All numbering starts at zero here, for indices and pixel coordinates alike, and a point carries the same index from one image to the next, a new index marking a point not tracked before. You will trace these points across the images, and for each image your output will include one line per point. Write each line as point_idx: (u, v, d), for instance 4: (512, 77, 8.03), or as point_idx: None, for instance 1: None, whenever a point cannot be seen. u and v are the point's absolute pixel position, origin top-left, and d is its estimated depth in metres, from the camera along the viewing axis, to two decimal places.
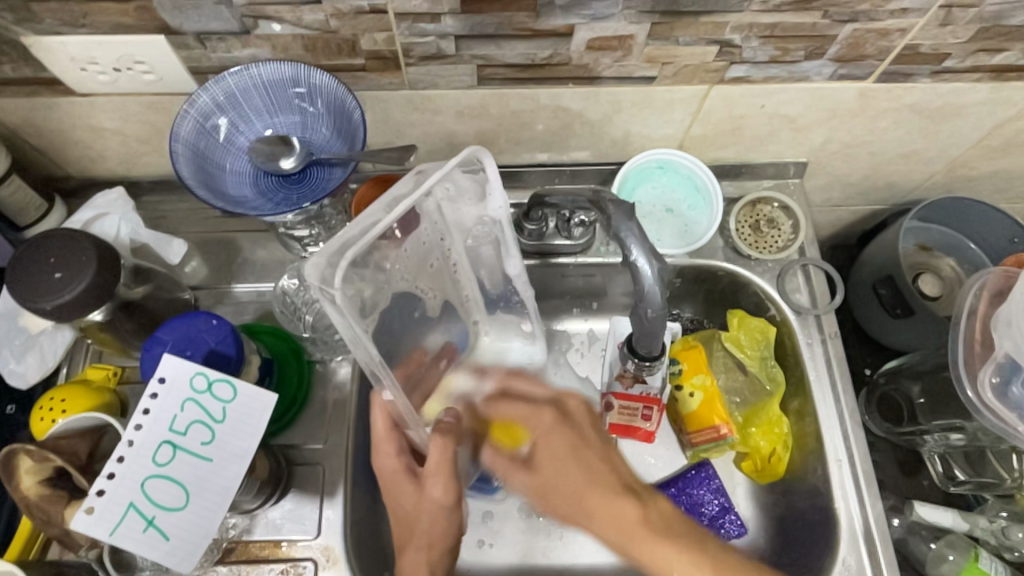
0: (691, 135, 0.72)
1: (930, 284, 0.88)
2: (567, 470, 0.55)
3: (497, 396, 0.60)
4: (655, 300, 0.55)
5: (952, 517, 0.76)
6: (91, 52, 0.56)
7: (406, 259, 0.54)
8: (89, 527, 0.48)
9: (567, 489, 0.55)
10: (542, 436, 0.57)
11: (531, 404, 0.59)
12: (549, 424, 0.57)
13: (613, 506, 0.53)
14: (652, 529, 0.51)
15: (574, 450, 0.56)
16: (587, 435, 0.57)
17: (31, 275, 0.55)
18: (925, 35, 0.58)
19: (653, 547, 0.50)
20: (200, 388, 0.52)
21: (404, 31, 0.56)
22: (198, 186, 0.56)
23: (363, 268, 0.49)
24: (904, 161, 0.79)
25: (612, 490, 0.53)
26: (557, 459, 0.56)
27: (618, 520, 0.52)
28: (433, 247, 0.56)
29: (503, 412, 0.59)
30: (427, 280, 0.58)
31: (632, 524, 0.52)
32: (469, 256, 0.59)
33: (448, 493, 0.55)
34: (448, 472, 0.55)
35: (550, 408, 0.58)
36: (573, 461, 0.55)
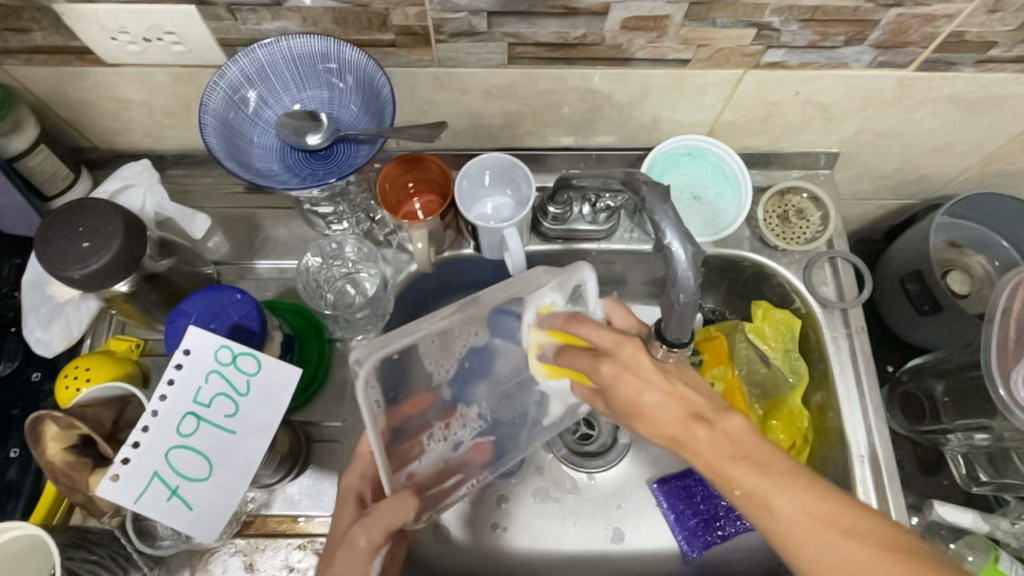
0: (721, 122, 0.71)
1: (959, 281, 0.86)
2: (652, 401, 0.52)
3: (571, 324, 0.55)
4: (688, 285, 0.53)
5: (971, 518, 0.74)
6: (122, 21, 0.55)
7: (435, 355, 0.53)
8: (114, 495, 0.48)
9: (656, 420, 0.51)
10: (613, 379, 0.53)
11: (607, 338, 0.54)
12: (630, 352, 0.53)
13: (691, 432, 0.49)
14: (739, 447, 0.48)
15: (649, 379, 0.52)
16: (649, 372, 0.52)
17: (59, 242, 0.55)
18: (972, 22, 0.57)
19: (733, 465, 0.47)
20: (225, 361, 0.52)
21: (437, 6, 0.55)
22: (226, 159, 0.56)
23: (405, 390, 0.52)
24: (937, 154, 0.77)
25: (681, 418, 0.50)
26: (628, 399, 0.53)
27: (706, 441, 0.48)
28: (450, 330, 0.52)
29: (584, 337, 0.55)
30: (434, 359, 0.53)
31: (704, 451, 0.48)
32: (485, 308, 0.53)
33: (375, 546, 0.51)
34: (378, 525, 0.51)
35: (632, 341, 0.53)
36: (643, 396, 0.52)
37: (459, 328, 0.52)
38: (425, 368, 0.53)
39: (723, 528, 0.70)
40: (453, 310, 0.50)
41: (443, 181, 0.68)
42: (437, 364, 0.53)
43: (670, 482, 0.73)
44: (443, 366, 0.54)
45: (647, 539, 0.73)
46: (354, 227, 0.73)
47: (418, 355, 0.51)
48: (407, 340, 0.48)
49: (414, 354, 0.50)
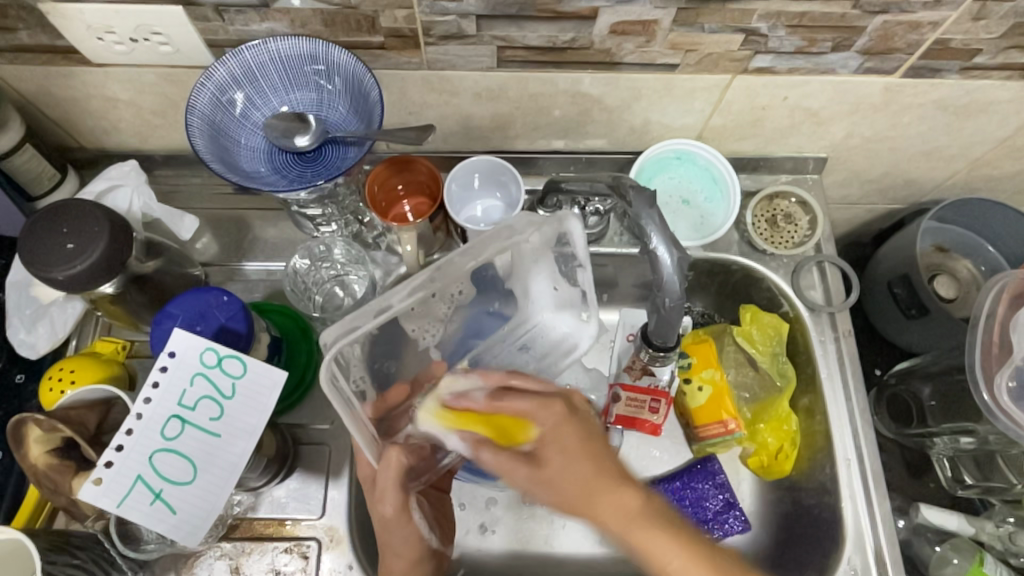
0: (710, 126, 0.71)
1: (946, 285, 0.87)
2: (575, 467, 0.46)
3: (501, 390, 0.52)
4: (674, 290, 0.54)
5: (957, 520, 0.75)
6: (108, 20, 0.55)
7: (413, 327, 0.54)
8: (97, 498, 0.48)
9: (574, 482, 0.45)
10: (551, 430, 0.48)
11: (539, 396, 0.50)
12: (564, 417, 0.49)
13: (618, 496, 0.45)
14: (654, 514, 0.44)
15: (584, 444, 0.47)
16: (593, 433, 0.48)
17: (43, 244, 0.54)
18: (956, 29, 0.57)
19: (659, 535, 0.43)
20: (210, 363, 0.52)
21: (425, 9, 0.55)
22: (213, 161, 0.55)
23: (388, 355, 0.53)
24: (924, 159, 0.78)
25: (616, 480, 0.45)
26: (564, 461, 0.46)
27: (620, 506, 0.44)
28: (424, 304, 0.52)
29: (510, 407, 0.50)
30: (416, 323, 0.53)
31: (632, 517, 0.44)
32: (450, 278, 0.52)
33: (397, 510, 0.55)
34: (393, 492, 0.53)
35: (561, 399, 0.50)
36: (581, 453, 0.46)
37: (436, 293, 0.52)
38: (410, 335, 0.54)
39: (711, 532, 0.71)
40: (424, 278, 0.50)
41: (432, 182, 0.68)
42: (419, 331, 0.54)
43: (659, 485, 0.73)
44: (424, 329, 0.55)
45: None
46: (342, 228, 0.73)
47: (403, 326, 0.52)
48: (377, 322, 0.48)
49: (395, 328, 0.52)
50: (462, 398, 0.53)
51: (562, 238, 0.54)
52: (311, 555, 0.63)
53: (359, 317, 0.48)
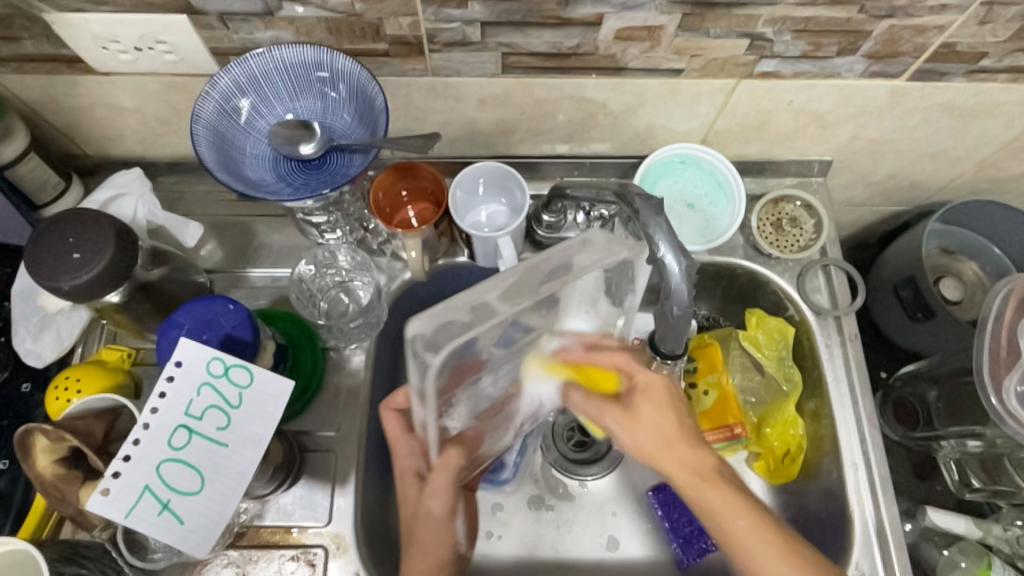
0: (716, 129, 0.71)
1: (952, 287, 0.86)
2: (663, 419, 0.55)
3: (593, 345, 0.55)
4: (681, 297, 0.54)
5: (964, 524, 0.75)
6: (114, 29, 0.55)
7: (494, 331, 0.45)
8: (104, 508, 0.48)
9: (655, 429, 0.54)
10: (643, 382, 0.56)
11: (623, 353, 0.57)
12: (648, 379, 0.56)
13: (696, 453, 0.54)
14: (723, 478, 0.52)
15: (671, 400, 0.56)
16: (678, 396, 0.56)
17: (50, 254, 0.54)
18: (963, 33, 0.57)
19: (722, 495, 0.51)
20: (217, 373, 0.52)
21: (430, 16, 0.55)
22: (219, 170, 0.55)
23: (461, 367, 0.46)
24: (930, 162, 0.78)
25: (697, 441, 0.54)
26: (656, 412, 0.55)
27: (697, 461, 0.53)
28: (513, 304, 0.45)
29: (604, 360, 0.56)
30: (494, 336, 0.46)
31: (708, 471, 0.53)
32: (546, 274, 0.46)
33: (445, 508, 0.58)
34: (445, 490, 0.57)
35: (658, 363, 0.57)
36: (674, 410, 0.55)
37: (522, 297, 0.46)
38: (486, 342, 0.46)
39: None
40: (514, 273, 0.46)
41: (437, 189, 0.68)
42: (493, 339, 0.46)
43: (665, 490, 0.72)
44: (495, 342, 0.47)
45: (641, 548, 0.73)
46: (347, 235, 0.73)
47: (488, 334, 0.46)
48: (475, 319, 0.44)
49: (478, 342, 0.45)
50: (564, 351, 0.53)
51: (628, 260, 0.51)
52: (318, 562, 0.63)
53: (453, 309, 0.43)
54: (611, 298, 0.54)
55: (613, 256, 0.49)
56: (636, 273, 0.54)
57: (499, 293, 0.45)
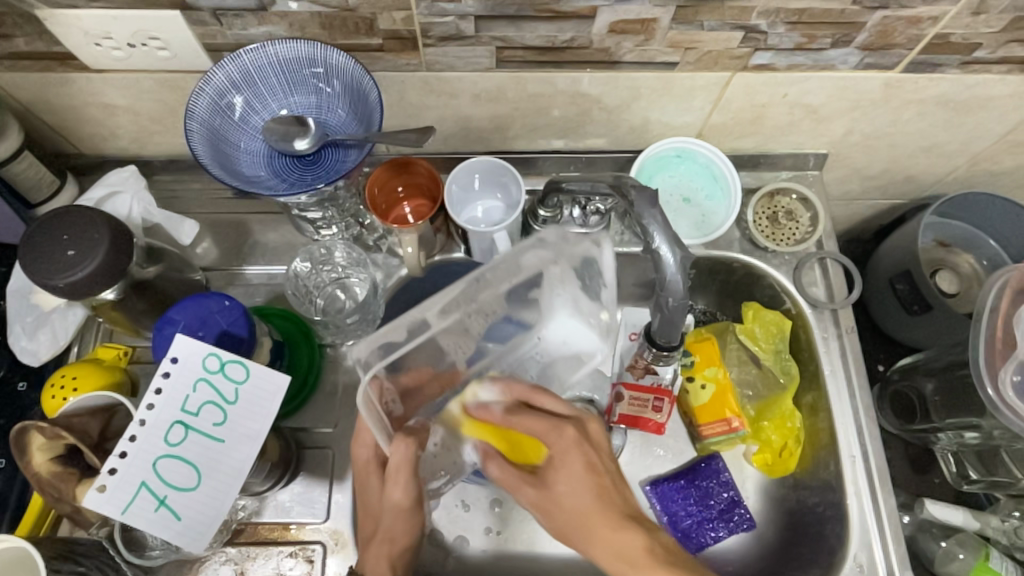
0: (711, 123, 0.71)
1: (948, 280, 0.87)
2: (578, 494, 0.50)
3: (519, 408, 0.50)
4: (676, 289, 0.54)
5: (962, 515, 0.75)
6: (107, 26, 0.55)
7: (450, 338, 0.49)
8: (101, 505, 0.47)
9: (571, 512, 0.50)
10: (560, 455, 0.50)
11: (550, 420, 0.50)
12: (564, 447, 0.50)
13: (618, 536, 0.49)
14: (657, 557, 0.48)
15: (591, 475, 0.50)
16: (600, 461, 0.51)
17: (44, 251, 0.54)
18: (956, 24, 0.57)
19: (658, 572, 0.48)
20: (213, 368, 0.52)
21: (423, 10, 0.54)
22: (213, 166, 0.55)
23: (420, 373, 0.50)
24: (925, 154, 0.78)
25: (620, 519, 0.50)
26: (571, 481, 0.50)
27: (621, 549, 0.49)
28: (468, 311, 0.49)
29: (523, 426, 0.50)
30: (456, 343, 0.50)
31: (637, 555, 0.48)
32: (497, 284, 0.49)
33: (406, 497, 0.54)
34: (406, 475, 0.53)
35: (573, 426, 0.50)
36: (586, 485, 0.50)
37: (478, 307, 0.49)
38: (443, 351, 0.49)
39: (715, 530, 0.72)
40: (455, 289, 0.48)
41: (432, 184, 0.68)
42: (456, 349, 0.50)
43: (663, 484, 0.73)
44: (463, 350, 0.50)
45: None
46: (343, 231, 0.72)
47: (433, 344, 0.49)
48: (410, 334, 0.48)
49: (436, 347, 0.49)
50: (480, 407, 0.50)
51: (591, 255, 0.52)
52: (316, 558, 0.63)
53: (391, 330, 0.48)
54: (589, 293, 0.52)
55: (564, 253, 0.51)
56: (605, 266, 0.52)
57: (447, 303, 0.48)
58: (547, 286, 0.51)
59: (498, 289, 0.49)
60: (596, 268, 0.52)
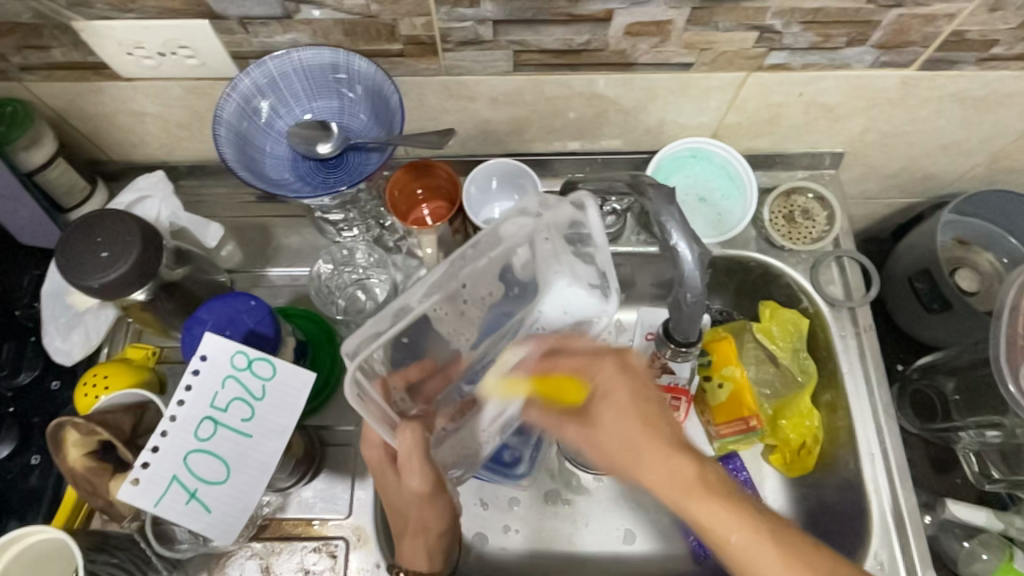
0: (726, 123, 0.72)
1: (968, 278, 0.86)
2: (623, 425, 0.50)
3: (552, 350, 0.53)
4: (693, 286, 0.54)
5: (985, 516, 0.74)
6: (139, 36, 0.57)
7: (442, 319, 0.52)
8: (136, 498, 0.49)
9: (621, 444, 0.50)
10: (604, 387, 0.51)
11: (591, 350, 0.52)
12: (606, 377, 0.52)
13: (671, 462, 0.48)
14: (709, 486, 0.47)
15: (637, 404, 0.50)
16: (648, 391, 0.51)
17: (79, 253, 0.56)
18: (973, 20, 0.57)
19: (707, 503, 0.46)
20: (241, 366, 0.53)
21: (443, 16, 0.56)
22: (240, 169, 0.57)
23: (415, 363, 0.53)
24: (943, 152, 0.78)
25: (673, 444, 0.49)
26: (619, 409, 0.50)
27: (675, 475, 0.48)
28: (457, 293, 0.52)
29: (559, 366, 0.52)
30: (454, 329, 0.54)
31: (690, 482, 0.47)
32: (480, 262, 0.52)
33: (425, 484, 0.54)
34: (420, 461, 0.53)
35: (612, 357, 0.52)
36: (634, 412, 0.50)
37: (470, 288, 0.53)
38: (442, 336, 0.53)
39: None
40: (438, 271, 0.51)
41: (450, 186, 0.69)
42: (454, 332, 0.54)
43: None
44: (465, 338, 0.55)
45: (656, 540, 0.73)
46: (364, 233, 0.74)
47: (427, 328, 0.52)
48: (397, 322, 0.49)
49: (426, 325, 0.51)
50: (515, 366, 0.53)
51: (575, 220, 0.53)
52: (339, 554, 0.64)
53: (381, 320, 0.49)
54: (584, 259, 0.53)
55: (540, 220, 0.52)
56: (596, 231, 0.52)
57: (432, 284, 0.51)
58: (543, 260, 0.52)
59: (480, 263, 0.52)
60: (584, 236, 0.53)
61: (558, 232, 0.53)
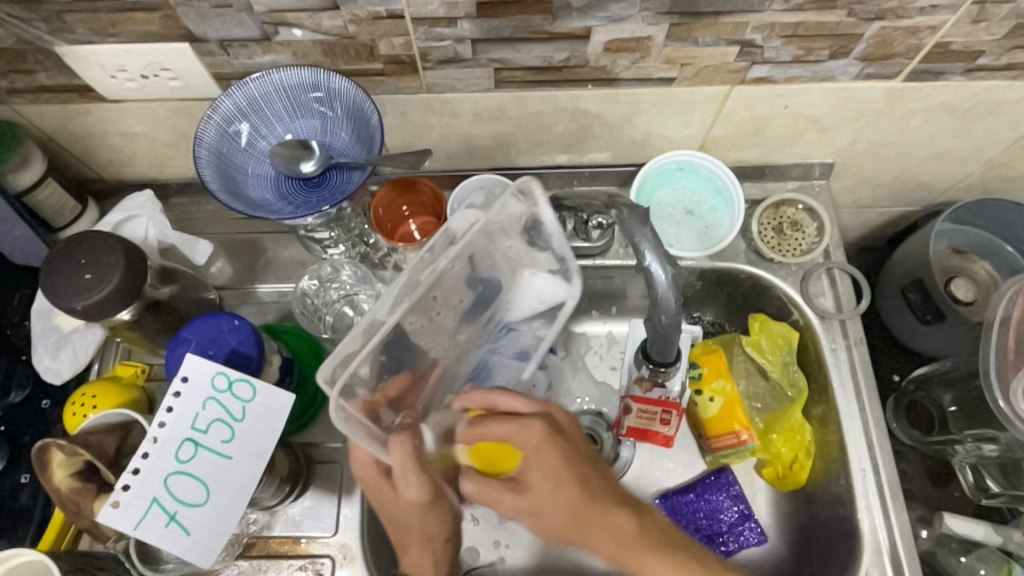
0: (713, 136, 0.71)
1: (964, 288, 0.84)
2: (557, 502, 0.52)
3: (481, 416, 0.54)
4: (670, 305, 0.54)
5: (984, 530, 0.73)
6: (121, 60, 0.58)
7: (414, 326, 0.54)
8: (115, 520, 0.49)
9: (558, 510, 0.52)
10: (532, 452, 0.52)
11: (519, 415, 0.53)
12: (545, 448, 0.52)
13: (607, 521, 0.51)
14: (646, 541, 0.51)
15: (569, 474, 0.52)
16: (580, 448, 0.54)
17: (62, 276, 0.57)
18: (957, 32, 0.56)
19: (651, 559, 0.51)
20: (221, 387, 0.54)
21: (421, 35, 0.56)
22: (221, 191, 0.57)
23: (393, 380, 0.53)
24: (935, 161, 0.77)
25: (609, 504, 0.52)
26: (550, 474, 0.52)
27: (612, 533, 0.51)
28: (426, 297, 0.53)
29: (492, 433, 0.53)
30: (428, 336, 0.56)
31: (625, 539, 0.51)
32: (445, 265, 0.54)
33: (424, 492, 0.53)
34: (415, 474, 0.52)
35: (540, 421, 0.52)
36: (567, 476, 0.52)
37: (437, 302, 0.55)
38: (417, 345, 0.55)
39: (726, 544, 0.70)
40: (401, 285, 0.52)
41: (436, 203, 0.69)
42: (428, 338, 0.56)
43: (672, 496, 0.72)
44: (441, 343, 0.57)
45: None
46: (350, 250, 0.74)
47: (401, 340, 0.53)
48: (372, 337, 0.50)
49: (402, 336, 0.53)
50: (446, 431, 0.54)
51: (529, 216, 0.58)
52: (325, 572, 0.64)
53: (351, 339, 0.49)
54: (538, 245, 0.60)
55: (488, 217, 0.55)
56: (550, 224, 0.58)
57: (401, 292, 0.52)
58: (506, 259, 0.60)
59: (443, 266, 0.53)
60: (538, 225, 0.59)
61: (511, 226, 0.58)
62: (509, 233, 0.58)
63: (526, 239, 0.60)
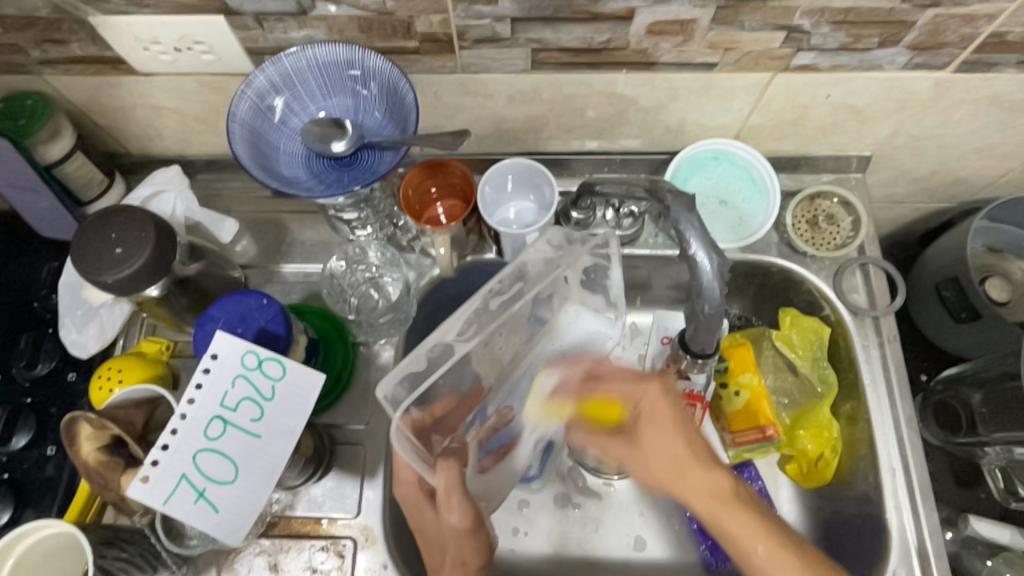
0: (749, 125, 0.69)
1: (998, 288, 0.82)
2: (667, 444, 0.53)
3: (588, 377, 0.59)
4: (712, 296, 0.53)
5: (1010, 534, 0.72)
6: (155, 31, 0.57)
7: (474, 357, 0.55)
8: (144, 496, 0.49)
9: (666, 459, 0.53)
10: (647, 407, 0.55)
11: (633, 377, 0.56)
12: (648, 399, 0.55)
13: (709, 476, 0.50)
14: (740, 500, 0.50)
15: (679, 423, 0.53)
16: (682, 406, 0.55)
17: (94, 249, 0.56)
18: (1014, 22, 0.54)
19: (733, 519, 0.49)
20: (251, 366, 0.54)
21: (461, 13, 0.55)
22: (253, 167, 0.57)
23: (449, 400, 0.55)
24: (977, 156, 0.75)
25: (714, 462, 0.51)
26: (660, 431, 0.53)
27: (709, 487, 0.50)
28: (490, 326, 0.55)
29: (605, 389, 0.58)
30: (484, 363, 0.56)
31: (722, 497, 0.50)
32: (512, 300, 0.56)
33: (465, 519, 0.52)
34: (459, 498, 0.52)
35: (656, 382, 0.55)
36: (679, 433, 0.53)
37: (501, 336, 0.56)
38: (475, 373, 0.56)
39: None
40: (466, 311, 0.54)
41: (465, 185, 0.69)
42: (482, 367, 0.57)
43: None
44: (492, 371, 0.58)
45: (666, 548, 0.72)
46: (377, 232, 0.74)
47: (462, 368, 0.54)
48: (435, 359, 0.52)
49: (467, 362, 0.54)
50: (557, 390, 0.60)
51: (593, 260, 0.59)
52: (347, 554, 0.64)
53: (414, 361, 0.51)
54: (589, 287, 0.61)
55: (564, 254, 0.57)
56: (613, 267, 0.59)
57: (466, 314, 0.54)
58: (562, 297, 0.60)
59: (513, 303, 0.56)
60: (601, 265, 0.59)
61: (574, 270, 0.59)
62: (574, 276, 0.59)
63: (581, 281, 0.60)
